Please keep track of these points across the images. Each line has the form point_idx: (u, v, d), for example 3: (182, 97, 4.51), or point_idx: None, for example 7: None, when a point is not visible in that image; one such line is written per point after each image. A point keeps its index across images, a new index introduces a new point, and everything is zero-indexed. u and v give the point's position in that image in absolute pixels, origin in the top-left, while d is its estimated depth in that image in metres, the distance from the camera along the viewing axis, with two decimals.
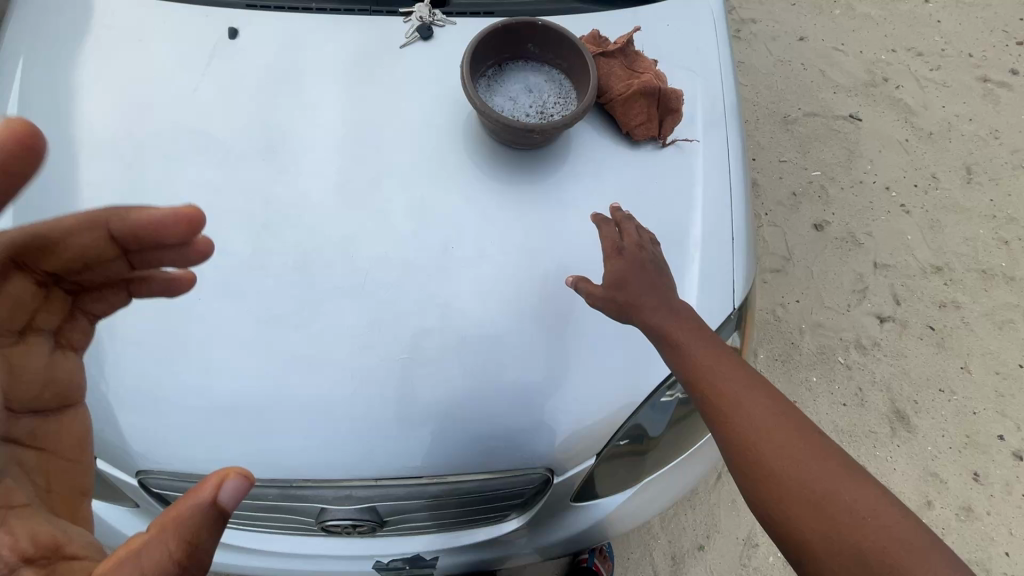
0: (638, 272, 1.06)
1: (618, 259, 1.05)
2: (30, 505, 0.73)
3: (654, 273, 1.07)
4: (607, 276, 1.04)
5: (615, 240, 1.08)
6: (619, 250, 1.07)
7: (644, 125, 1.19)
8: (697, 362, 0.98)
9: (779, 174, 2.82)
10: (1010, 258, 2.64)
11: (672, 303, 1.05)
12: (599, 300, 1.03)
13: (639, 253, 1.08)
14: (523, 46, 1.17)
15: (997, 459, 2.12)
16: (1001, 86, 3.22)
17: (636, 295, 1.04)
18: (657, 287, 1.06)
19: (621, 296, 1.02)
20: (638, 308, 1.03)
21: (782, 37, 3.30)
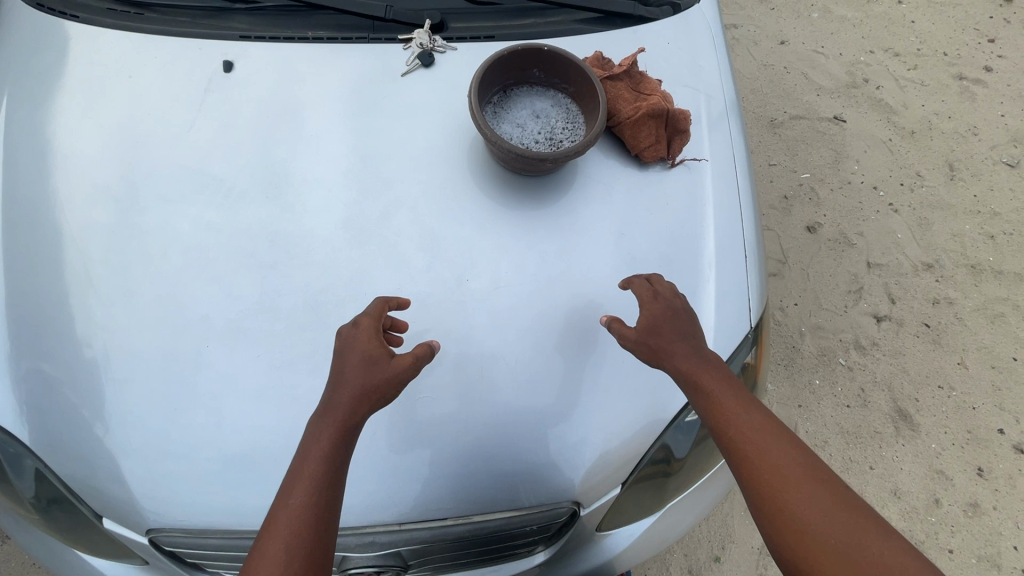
0: (673, 317, 1.02)
1: (654, 303, 1.02)
2: (361, 372, 0.89)
3: (690, 322, 1.03)
4: (640, 321, 1.01)
5: (650, 286, 1.06)
6: (655, 294, 1.04)
7: (653, 147, 1.19)
8: (728, 409, 0.93)
9: (770, 177, 2.86)
10: (996, 252, 2.70)
11: (703, 348, 1.00)
12: (631, 343, 1.00)
13: (674, 299, 1.05)
14: (529, 71, 1.16)
15: (999, 453, 2.16)
16: (977, 83, 3.30)
17: (667, 339, 1.00)
18: (692, 337, 1.01)
19: (653, 340, 0.99)
20: (667, 353, 0.99)
21: (764, 42, 3.35)
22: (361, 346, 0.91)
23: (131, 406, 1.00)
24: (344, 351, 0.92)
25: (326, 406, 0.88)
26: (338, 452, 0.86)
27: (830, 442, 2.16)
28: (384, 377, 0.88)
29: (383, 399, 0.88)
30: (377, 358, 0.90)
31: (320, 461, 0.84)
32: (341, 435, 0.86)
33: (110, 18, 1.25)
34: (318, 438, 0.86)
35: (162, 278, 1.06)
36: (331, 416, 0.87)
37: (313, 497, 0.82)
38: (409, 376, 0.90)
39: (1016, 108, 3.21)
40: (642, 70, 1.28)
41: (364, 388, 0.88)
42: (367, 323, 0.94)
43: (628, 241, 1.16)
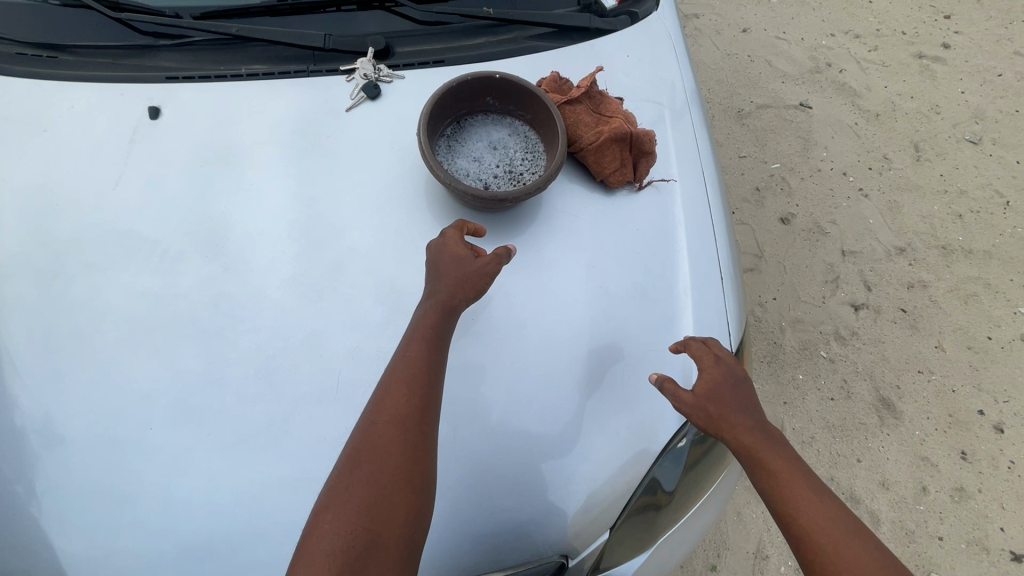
0: (733, 384, 0.99)
1: (716, 367, 0.99)
2: (458, 260, 0.94)
3: (749, 390, 0.99)
4: (700, 385, 0.98)
5: (710, 349, 1.02)
6: (716, 357, 1.01)
7: (619, 172, 1.13)
8: (794, 493, 0.90)
9: (741, 171, 2.85)
10: (966, 231, 2.71)
11: (767, 423, 0.97)
12: (686, 406, 0.97)
13: (735, 365, 1.01)
14: (482, 100, 1.09)
15: (981, 435, 2.17)
16: (936, 60, 3.31)
17: (728, 408, 0.97)
18: (752, 407, 0.98)
19: (712, 407, 0.96)
20: (727, 424, 0.95)
21: (726, 31, 3.34)
22: (450, 246, 0.96)
23: (70, 500, 0.91)
24: (439, 248, 0.97)
25: (428, 293, 0.94)
26: (441, 328, 0.92)
27: (817, 437, 2.15)
28: (474, 268, 0.93)
29: (474, 289, 0.93)
30: (467, 255, 0.94)
31: (423, 332, 0.91)
32: (443, 314, 0.92)
33: (18, 64, 1.13)
34: (424, 316, 0.92)
35: (97, 355, 0.96)
36: (434, 299, 0.93)
37: (423, 358, 0.89)
38: (496, 269, 0.94)
39: (975, 83, 3.22)
40: (602, 88, 1.22)
41: (458, 278, 0.93)
42: (451, 232, 0.98)
43: (599, 273, 1.10)
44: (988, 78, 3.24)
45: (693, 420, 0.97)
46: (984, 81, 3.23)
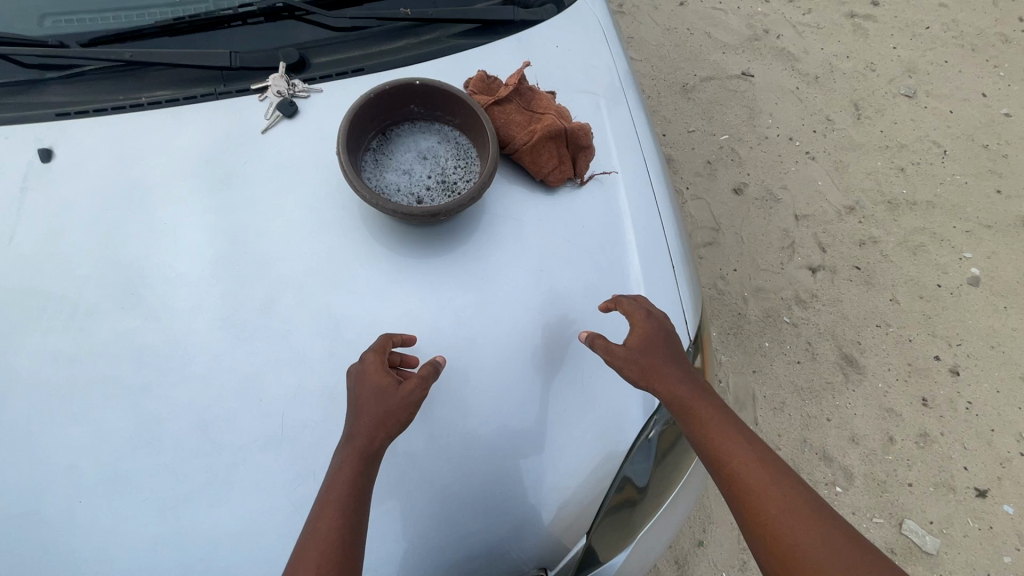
0: (664, 338, 1.00)
1: (647, 320, 0.99)
2: (375, 397, 0.87)
3: (678, 344, 1.01)
4: (631, 340, 0.98)
5: (639, 307, 1.02)
6: (647, 311, 1.01)
7: (557, 170, 1.09)
8: (725, 441, 0.93)
9: (690, 146, 2.86)
10: (909, 183, 2.76)
11: (695, 375, 0.98)
12: (621, 360, 0.96)
13: (665, 322, 1.02)
14: (406, 108, 1.03)
15: (939, 380, 2.23)
16: (868, 18, 3.38)
17: (659, 362, 0.97)
18: (680, 358, 1.00)
19: (645, 360, 0.96)
20: (659, 375, 0.95)
21: (664, 6, 3.36)
22: (367, 377, 0.88)
23: None
24: (354, 382, 0.89)
25: (346, 439, 0.86)
26: (362, 480, 0.84)
27: (788, 402, 2.20)
28: (394, 402, 0.86)
29: (398, 424, 0.86)
30: (389, 385, 0.87)
31: (339, 491, 0.82)
32: (362, 461, 0.84)
33: None
34: (340, 469, 0.83)
35: (13, 426, 0.88)
36: (351, 444, 0.85)
37: (338, 523, 0.80)
38: (419, 396, 0.88)
39: (905, 38, 3.30)
40: (533, 83, 1.17)
41: (379, 416, 0.86)
42: (372, 356, 0.91)
43: (548, 275, 1.07)
44: (917, 32, 3.32)
45: (627, 373, 0.96)
46: (913, 35, 3.31)
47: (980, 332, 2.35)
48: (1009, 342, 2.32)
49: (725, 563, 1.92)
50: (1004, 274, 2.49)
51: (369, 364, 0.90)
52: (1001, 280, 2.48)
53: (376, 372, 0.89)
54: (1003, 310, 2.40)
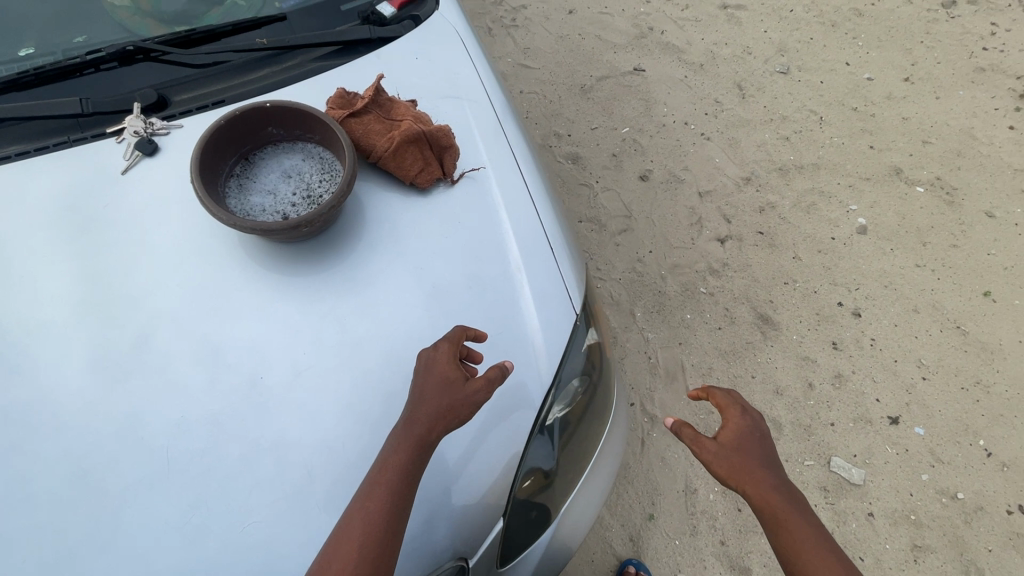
0: (757, 439, 1.17)
1: (740, 422, 1.19)
2: (447, 390, 0.96)
3: (772, 450, 1.16)
4: (727, 437, 1.17)
5: (734, 407, 1.21)
6: (742, 413, 1.20)
7: (424, 172, 1.14)
8: (805, 551, 1.04)
9: (595, 142, 3.00)
10: (795, 150, 2.99)
11: (790, 484, 1.11)
12: (711, 455, 1.16)
13: (762, 429, 1.19)
14: (264, 131, 1.06)
15: (844, 324, 2.41)
16: (739, 8, 3.66)
17: (748, 462, 1.13)
18: (773, 464, 1.14)
19: (735, 458, 1.14)
20: (744, 473, 1.12)
21: (554, 15, 3.54)
22: (439, 368, 0.97)
23: None
24: (425, 371, 0.98)
25: (406, 421, 0.95)
26: (410, 467, 0.93)
27: (715, 366, 2.31)
28: (459, 399, 0.96)
29: (457, 418, 0.96)
30: (456, 382, 0.96)
31: (397, 473, 0.91)
32: (416, 451, 0.93)
33: None
34: (395, 455, 0.92)
35: None
36: (410, 432, 0.94)
37: (386, 505, 0.90)
38: (483, 397, 0.97)
39: (773, 22, 3.60)
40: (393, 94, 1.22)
41: (443, 407, 0.95)
42: (445, 346, 1.00)
43: (429, 273, 1.11)
44: (782, 16, 3.63)
45: (716, 467, 1.15)
46: (780, 19, 3.62)
47: (873, 275, 2.56)
48: (899, 280, 2.54)
49: (676, 530, 1.99)
50: (886, 220, 2.73)
51: (446, 359, 0.99)
52: (885, 225, 2.72)
53: (451, 367, 0.98)
54: (890, 252, 2.63)
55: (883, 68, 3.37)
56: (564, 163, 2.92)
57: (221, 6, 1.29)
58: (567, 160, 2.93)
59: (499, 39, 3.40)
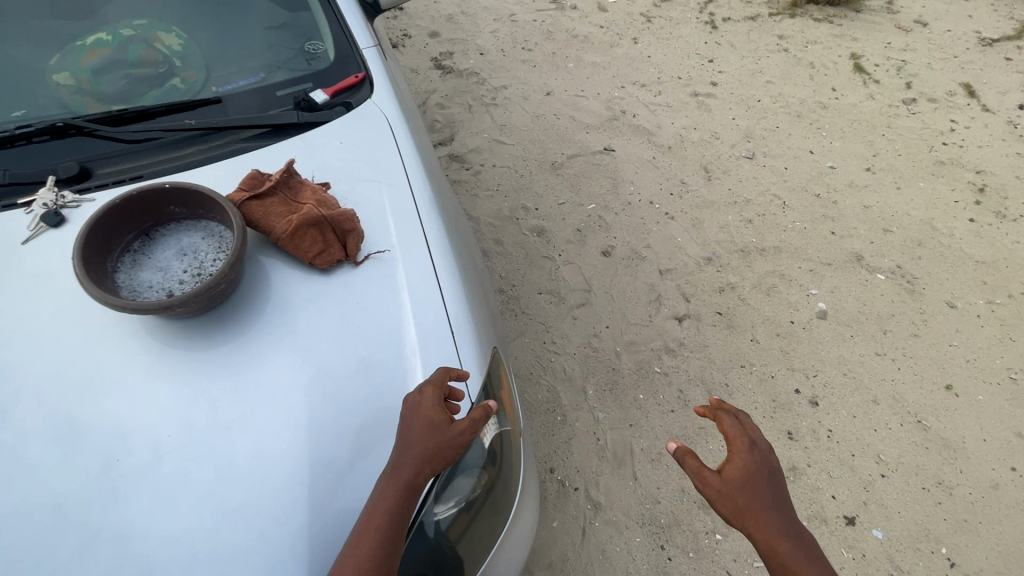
0: (762, 477, 1.22)
1: (749, 457, 1.23)
2: (433, 432, 1.03)
3: (779, 483, 1.23)
4: (735, 473, 1.22)
5: (743, 439, 1.25)
6: (750, 447, 1.25)
7: (322, 254, 1.15)
8: None
9: (561, 217, 3.07)
10: (758, 232, 3.03)
11: (795, 524, 1.18)
12: (718, 489, 1.22)
13: (767, 460, 1.25)
14: (166, 210, 1.09)
15: (801, 412, 2.34)
16: (709, 96, 3.85)
17: (754, 498, 1.20)
18: (777, 497, 1.21)
19: (741, 498, 1.19)
20: (750, 510, 1.19)
21: (533, 96, 3.74)
22: (425, 412, 1.03)
23: None
24: (410, 416, 1.03)
25: (393, 465, 1.01)
26: (400, 508, 0.98)
27: (664, 451, 2.23)
28: (445, 441, 1.03)
29: (442, 460, 1.03)
30: (441, 425, 1.03)
31: (385, 517, 0.96)
32: (406, 493, 0.99)
33: None
34: (384, 498, 0.98)
35: None
36: (399, 475, 0.99)
37: (380, 545, 0.95)
38: (467, 439, 1.05)
39: (741, 110, 3.78)
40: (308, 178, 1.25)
41: (429, 450, 1.02)
42: (429, 391, 1.06)
43: (315, 355, 1.09)
44: (750, 105, 3.82)
45: (721, 502, 1.21)
46: (748, 107, 3.79)
47: (832, 362, 2.51)
48: (858, 368, 2.49)
49: None
50: (846, 306, 2.72)
51: (431, 403, 1.05)
52: (844, 311, 2.71)
53: (435, 410, 1.04)
54: (850, 338, 2.60)
55: (846, 158, 3.49)
56: (529, 236, 2.99)
57: (159, 86, 1.34)
58: (532, 233, 3.00)
59: (478, 116, 3.58)
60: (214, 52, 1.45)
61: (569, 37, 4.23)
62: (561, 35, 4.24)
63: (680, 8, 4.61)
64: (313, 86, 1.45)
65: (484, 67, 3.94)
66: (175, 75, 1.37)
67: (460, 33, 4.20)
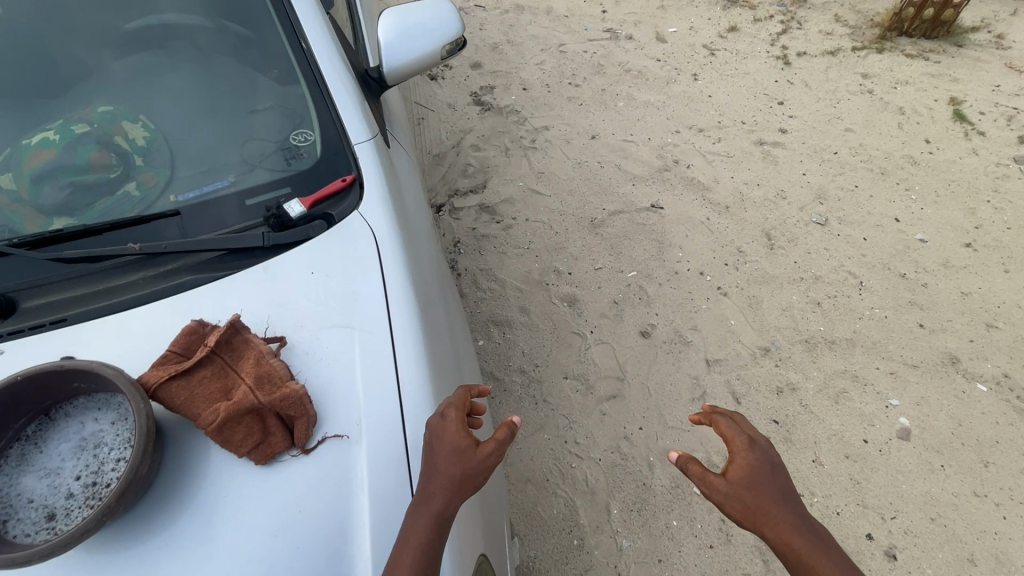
0: (770, 474, 1.01)
1: (748, 454, 1.03)
2: (461, 453, 0.93)
3: (789, 482, 1.01)
4: (736, 475, 1.01)
5: (739, 435, 1.06)
6: (749, 444, 1.05)
7: (258, 449, 0.90)
8: None
9: (597, 284, 2.74)
10: (827, 320, 2.59)
11: (812, 520, 0.96)
12: (722, 496, 1.00)
13: (772, 457, 1.04)
14: (68, 386, 0.85)
15: (873, 567, 1.92)
16: (776, 145, 3.41)
17: (763, 501, 0.98)
18: (792, 500, 0.99)
19: (750, 499, 0.99)
20: (762, 515, 0.97)
21: (576, 139, 3.42)
22: (450, 436, 0.94)
23: None
24: (432, 442, 0.94)
25: (421, 497, 0.90)
26: (433, 546, 0.86)
27: None
28: (473, 466, 0.92)
29: (473, 488, 0.92)
30: (468, 448, 0.93)
31: (416, 558, 0.84)
32: (437, 527, 0.87)
33: None
34: (414, 534, 0.86)
35: None
36: (428, 508, 0.88)
37: None
38: (496, 461, 0.95)
39: (813, 163, 3.31)
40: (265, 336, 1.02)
41: (457, 478, 0.91)
42: (453, 413, 0.97)
43: None
44: (825, 158, 3.34)
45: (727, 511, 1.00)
46: (822, 161, 3.32)
47: (915, 501, 2.06)
48: (950, 512, 2.04)
49: None
50: (936, 425, 2.25)
51: (453, 422, 0.96)
52: (933, 432, 2.24)
53: (458, 431, 0.95)
54: (940, 470, 2.13)
55: (940, 229, 2.98)
56: (559, 305, 2.67)
57: (111, 193, 1.13)
58: (563, 303, 2.68)
59: (515, 160, 3.30)
60: (183, 145, 1.23)
61: (621, 72, 3.88)
62: (612, 69, 3.89)
63: (749, 41, 4.16)
64: (292, 191, 1.20)
65: (526, 103, 3.65)
66: (132, 179, 1.16)
67: (504, 64, 3.93)
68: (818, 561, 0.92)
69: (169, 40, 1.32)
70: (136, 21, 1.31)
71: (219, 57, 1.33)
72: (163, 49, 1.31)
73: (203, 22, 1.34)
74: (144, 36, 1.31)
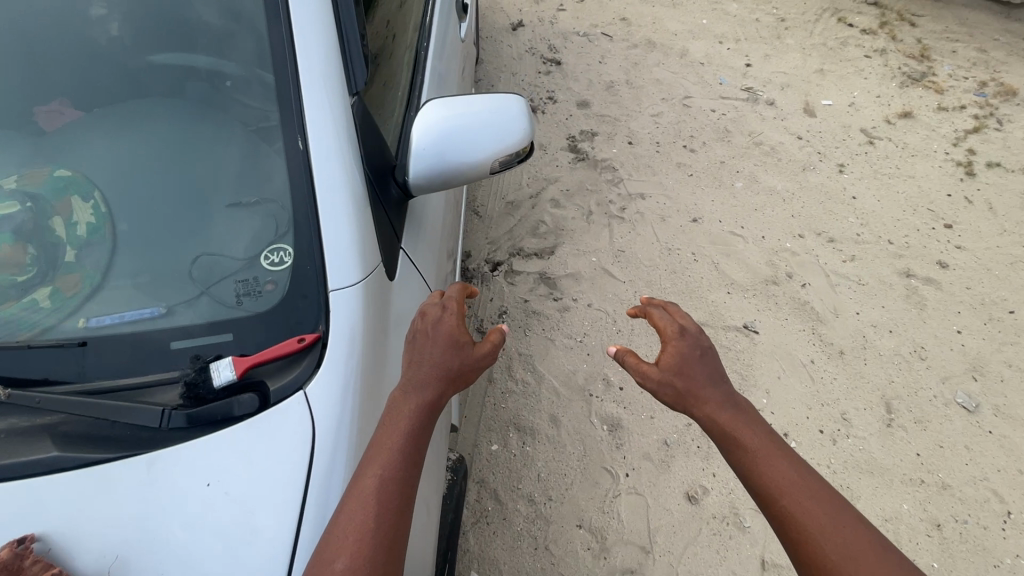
0: (699, 359, 1.12)
1: (678, 342, 1.12)
2: (460, 339, 0.98)
3: (714, 359, 1.13)
4: (668, 361, 1.11)
5: (671, 325, 1.15)
6: (679, 333, 1.14)
7: None
8: (758, 456, 1.00)
9: (650, 413, 2.26)
10: (945, 555, 1.94)
11: (735, 397, 1.08)
12: (656, 382, 1.11)
13: (698, 337, 1.15)
14: None
15: None
16: (928, 283, 2.68)
17: (693, 382, 1.09)
18: (717, 376, 1.11)
19: (680, 384, 1.09)
20: (692, 395, 1.08)
21: (673, 218, 2.90)
22: (449, 328, 0.99)
23: None
24: (431, 332, 0.98)
25: (415, 384, 0.94)
26: (419, 430, 0.91)
27: None
28: (470, 361, 0.98)
29: (463, 381, 0.99)
30: (466, 344, 0.99)
31: (404, 439, 0.89)
32: (426, 414, 0.93)
33: None
34: (405, 420, 0.91)
35: None
36: (421, 395, 0.93)
37: (399, 463, 0.86)
38: (489, 360, 1.01)
39: (975, 319, 2.55)
40: None
41: (453, 370, 0.97)
42: (454, 308, 1.02)
43: None
44: (993, 316, 2.56)
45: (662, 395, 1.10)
46: (989, 319, 2.55)
47: None
48: None
49: None
50: None
51: (452, 312, 1.01)
52: None
53: (455, 323, 1.00)
54: None
55: None
56: (597, 427, 2.22)
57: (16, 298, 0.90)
58: (603, 425, 2.22)
59: (595, 228, 2.86)
60: (132, 238, 0.97)
61: (749, 144, 3.28)
62: (739, 139, 3.30)
63: (923, 135, 3.37)
64: (231, 344, 0.90)
65: (627, 161, 3.17)
66: (51, 282, 0.92)
67: (614, 108, 3.46)
68: (741, 430, 1.03)
69: (189, 88, 1.06)
70: (167, 56, 1.05)
71: (227, 124, 1.04)
72: (167, 108, 1.05)
73: (233, 69, 1.05)
74: (164, 75, 1.05)
